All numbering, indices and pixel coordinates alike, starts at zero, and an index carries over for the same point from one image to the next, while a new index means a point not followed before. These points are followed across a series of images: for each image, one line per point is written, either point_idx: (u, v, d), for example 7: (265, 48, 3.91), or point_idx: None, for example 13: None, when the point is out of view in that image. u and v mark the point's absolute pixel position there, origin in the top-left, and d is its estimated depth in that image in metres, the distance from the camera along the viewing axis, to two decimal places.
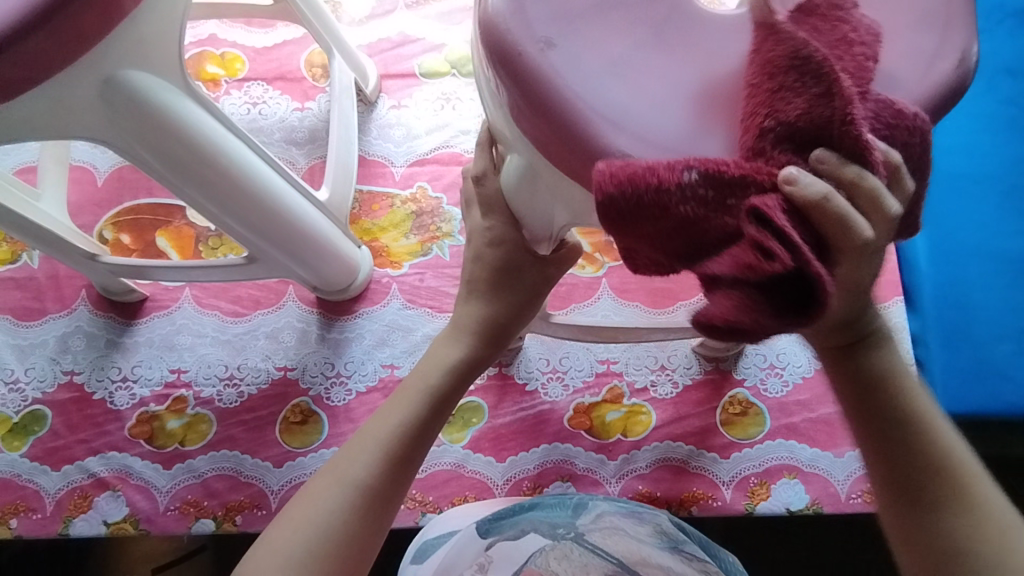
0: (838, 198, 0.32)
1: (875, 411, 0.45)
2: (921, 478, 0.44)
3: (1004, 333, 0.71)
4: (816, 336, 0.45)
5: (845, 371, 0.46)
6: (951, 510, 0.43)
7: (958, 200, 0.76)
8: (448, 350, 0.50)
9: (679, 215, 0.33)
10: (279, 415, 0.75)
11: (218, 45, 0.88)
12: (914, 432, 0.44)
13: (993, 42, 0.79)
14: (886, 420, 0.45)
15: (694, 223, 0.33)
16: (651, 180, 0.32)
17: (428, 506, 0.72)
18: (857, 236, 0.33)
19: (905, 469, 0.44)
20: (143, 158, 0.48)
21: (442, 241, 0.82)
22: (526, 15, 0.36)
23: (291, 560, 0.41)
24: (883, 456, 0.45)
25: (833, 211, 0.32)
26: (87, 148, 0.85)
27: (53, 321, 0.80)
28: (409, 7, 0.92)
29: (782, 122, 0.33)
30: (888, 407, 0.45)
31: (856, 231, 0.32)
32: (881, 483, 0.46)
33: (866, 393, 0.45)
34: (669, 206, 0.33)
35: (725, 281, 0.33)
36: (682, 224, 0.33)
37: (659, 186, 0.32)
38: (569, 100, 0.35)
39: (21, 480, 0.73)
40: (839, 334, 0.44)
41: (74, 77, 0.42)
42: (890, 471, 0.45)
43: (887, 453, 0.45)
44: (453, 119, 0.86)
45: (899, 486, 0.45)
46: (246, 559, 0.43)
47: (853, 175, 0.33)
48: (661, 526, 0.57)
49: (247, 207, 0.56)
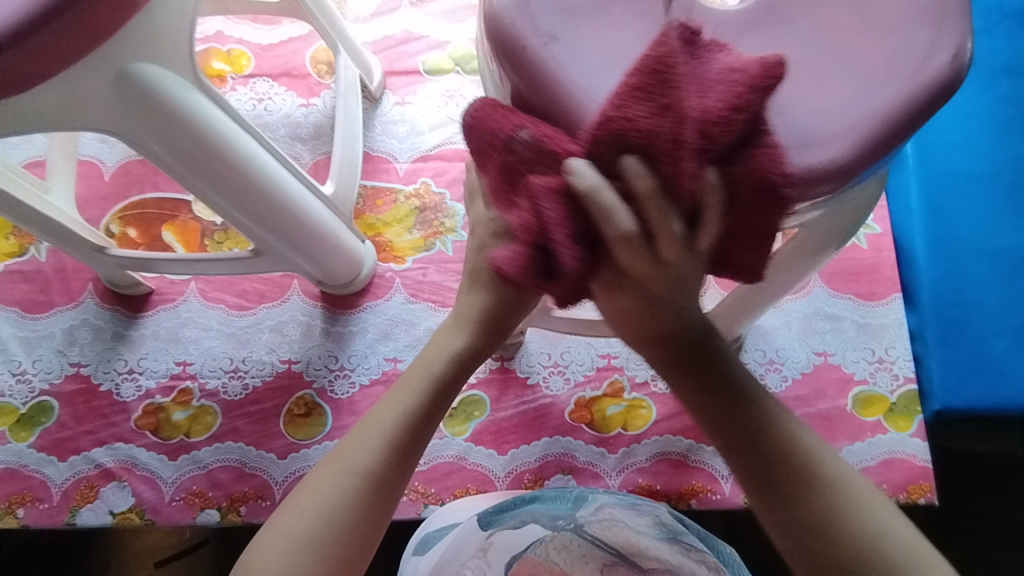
0: (606, 194, 0.33)
1: (721, 412, 0.41)
2: (787, 481, 0.40)
3: (1002, 330, 0.71)
4: (640, 345, 0.42)
5: (685, 373, 0.41)
6: (822, 510, 0.39)
7: (958, 198, 0.76)
8: (452, 339, 0.51)
9: (509, 160, 0.37)
10: (283, 408, 0.76)
11: (224, 41, 0.89)
12: (769, 433, 0.41)
13: (991, 42, 0.79)
14: (736, 419, 0.41)
15: (514, 173, 0.36)
16: (493, 131, 0.37)
17: (430, 497, 0.72)
18: (614, 233, 0.34)
19: (770, 474, 0.40)
20: (155, 152, 0.49)
21: (445, 236, 0.82)
22: (530, 10, 0.37)
23: (297, 543, 0.42)
24: (747, 464, 0.41)
25: (598, 207, 0.33)
26: (94, 143, 0.86)
27: (60, 314, 0.81)
28: (414, 5, 0.93)
29: (622, 122, 0.33)
30: (735, 404, 0.41)
31: (616, 227, 0.33)
32: (753, 494, 0.41)
33: (719, 402, 0.41)
34: (502, 152, 0.37)
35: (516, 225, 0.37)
36: (510, 173, 0.37)
37: (497, 138, 0.37)
38: (572, 93, 0.36)
39: (28, 471, 0.74)
40: (662, 341, 0.41)
41: (87, 69, 0.42)
42: (747, 472, 0.41)
43: (751, 460, 0.41)
44: (457, 116, 0.87)
45: (765, 493, 0.41)
46: (253, 546, 0.44)
47: (646, 189, 0.33)
48: (660, 518, 0.58)
49: (254, 199, 0.56)
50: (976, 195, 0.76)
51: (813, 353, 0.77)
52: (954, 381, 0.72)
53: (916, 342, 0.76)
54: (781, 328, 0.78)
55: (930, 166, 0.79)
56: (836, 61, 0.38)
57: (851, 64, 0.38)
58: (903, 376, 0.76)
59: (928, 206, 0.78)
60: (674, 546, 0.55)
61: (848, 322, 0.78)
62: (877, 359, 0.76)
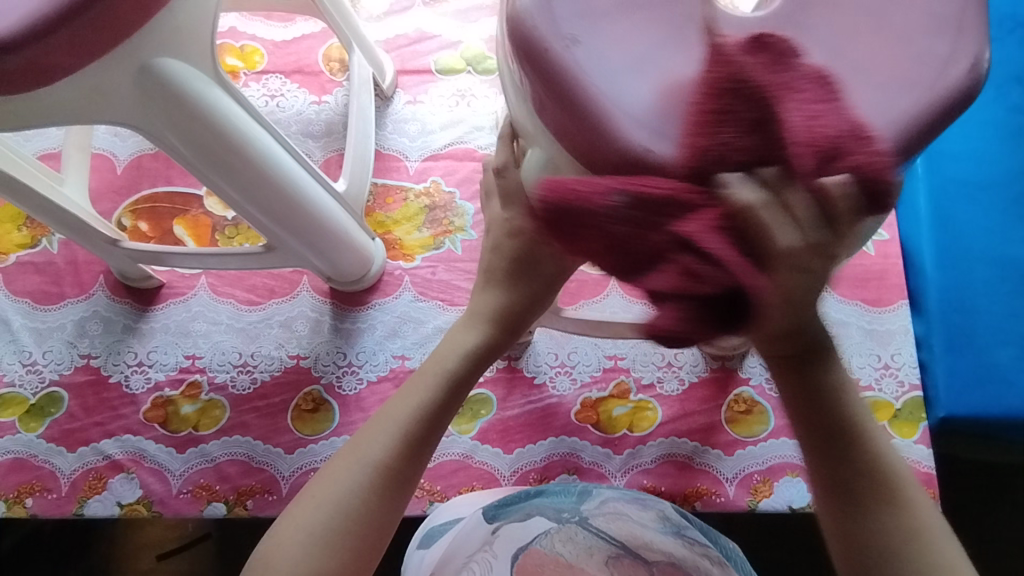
0: (767, 210, 0.31)
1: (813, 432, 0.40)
2: (862, 489, 0.40)
3: (1006, 338, 0.72)
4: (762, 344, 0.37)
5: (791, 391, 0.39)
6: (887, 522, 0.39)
7: (968, 206, 0.77)
8: (465, 336, 0.51)
9: (619, 232, 0.31)
10: (291, 403, 0.77)
11: (238, 37, 0.89)
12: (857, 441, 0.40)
13: (1004, 51, 0.79)
14: (826, 434, 0.40)
15: (624, 241, 0.31)
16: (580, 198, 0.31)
17: (436, 495, 0.73)
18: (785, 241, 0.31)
19: (847, 479, 0.40)
20: (173, 146, 0.50)
21: (454, 235, 0.83)
22: (552, 13, 0.37)
23: (313, 535, 0.43)
24: (825, 467, 0.40)
25: (757, 221, 0.30)
26: (107, 136, 0.87)
27: (71, 306, 0.81)
28: (426, 5, 0.93)
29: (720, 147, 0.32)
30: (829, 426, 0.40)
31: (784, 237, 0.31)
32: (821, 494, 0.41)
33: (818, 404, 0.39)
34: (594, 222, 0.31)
35: (664, 295, 0.31)
36: (619, 245, 0.31)
37: (589, 204, 0.31)
38: (592, 96, 0.36)
39: (37, 461, 0.74)
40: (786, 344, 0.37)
41: (110, 64, 0.43)
42: (827, 482, 0.40)
43: (829, 464, 0.40)
44: (468, 116, 0.88)
45: (838, 496, 0.40)
46: (268, 538, 0.44)
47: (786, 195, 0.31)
48: (664, 512, 0.58)
49: (268, 193, 0.57)
50: (985, 204, 0.77)
51: None
52: (959, 385, 0.72)
53: (921, 349, 0.76)
54: None
55: (941, 172, 0.79)
56: (854, 69, 0.38)
57: (868, 72, 0.38)
58: (908, 382, 0.75)
59: (937, 213, 0.78)
60: (678, 538, 0.55)
61: (855, 327, 0.77)
62: (883, 365, 0.76)
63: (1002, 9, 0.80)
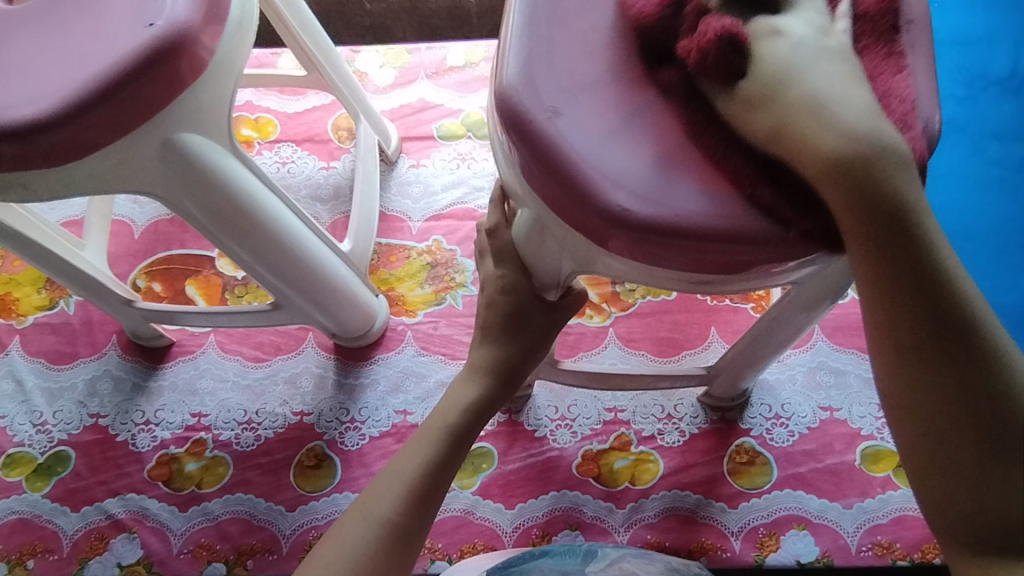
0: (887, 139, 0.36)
1: (900, 319, 0.35)
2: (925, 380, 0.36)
3: (995, 200, 0.77)
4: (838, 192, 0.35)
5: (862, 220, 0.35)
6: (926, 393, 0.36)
7: (968, 55, 0.82)
8: (464, 391, 0.53)
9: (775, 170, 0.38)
10: (294, 459, 0.77)
11: (253, 110, 0.95)
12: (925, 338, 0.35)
13: (978, 109, 0.80)
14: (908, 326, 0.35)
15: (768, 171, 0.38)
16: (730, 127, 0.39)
17: (437, 553, 0.72)
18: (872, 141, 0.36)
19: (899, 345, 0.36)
20: (188, 213, 0.53)
21: (455, 290, 0.86)
22: (535, 88, 0.40)
23: None
24: (892, 343, 0.36)
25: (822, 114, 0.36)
26: (128, 203, 0.92)
27: (83, 365, 0.84)
28: (429, 77, 0.99)
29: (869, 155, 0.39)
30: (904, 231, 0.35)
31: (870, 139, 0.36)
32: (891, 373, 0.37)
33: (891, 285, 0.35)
34: None
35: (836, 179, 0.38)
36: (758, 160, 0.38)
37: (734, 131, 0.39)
38: (572, 161, 0.39)
39: (40, 521, 0.75)
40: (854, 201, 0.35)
41: (137, 138, 0.47)
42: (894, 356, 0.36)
43: (898, 344, 0.36)
44: (468, 177, 0.92)
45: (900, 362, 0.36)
46: None
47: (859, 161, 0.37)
48: (671, 564, 0.59)
49: (276, 253, 0.60)
50: (992, 48, 0.82)
51: (820, 408, 0.78)
52: (985, 275, 0.74)
53: None
54: (787, 382, 0.80)
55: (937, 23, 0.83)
56: None
57: None
58: None
59: None
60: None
61: (853, 376, 0.79)
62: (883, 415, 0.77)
63: (973, 69, 0.82)
